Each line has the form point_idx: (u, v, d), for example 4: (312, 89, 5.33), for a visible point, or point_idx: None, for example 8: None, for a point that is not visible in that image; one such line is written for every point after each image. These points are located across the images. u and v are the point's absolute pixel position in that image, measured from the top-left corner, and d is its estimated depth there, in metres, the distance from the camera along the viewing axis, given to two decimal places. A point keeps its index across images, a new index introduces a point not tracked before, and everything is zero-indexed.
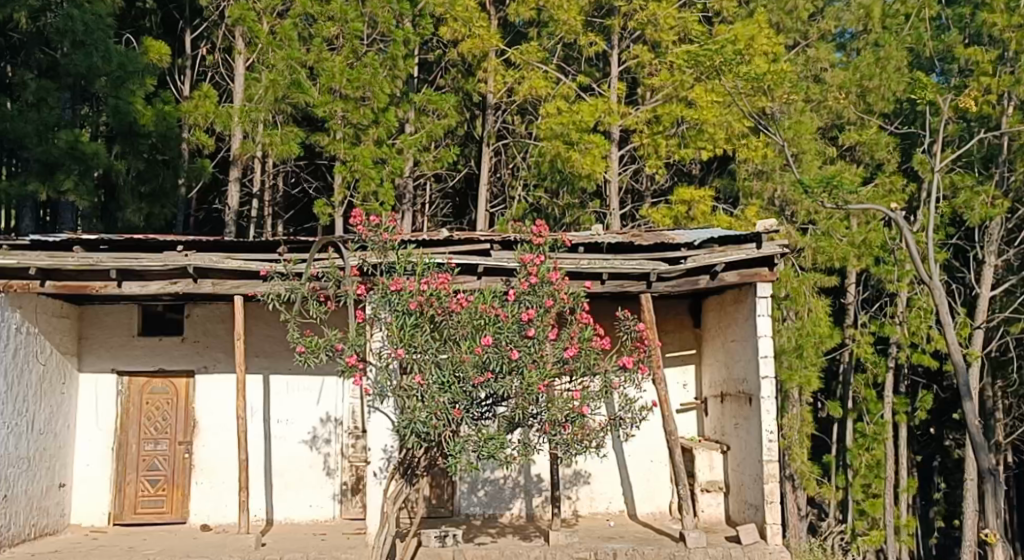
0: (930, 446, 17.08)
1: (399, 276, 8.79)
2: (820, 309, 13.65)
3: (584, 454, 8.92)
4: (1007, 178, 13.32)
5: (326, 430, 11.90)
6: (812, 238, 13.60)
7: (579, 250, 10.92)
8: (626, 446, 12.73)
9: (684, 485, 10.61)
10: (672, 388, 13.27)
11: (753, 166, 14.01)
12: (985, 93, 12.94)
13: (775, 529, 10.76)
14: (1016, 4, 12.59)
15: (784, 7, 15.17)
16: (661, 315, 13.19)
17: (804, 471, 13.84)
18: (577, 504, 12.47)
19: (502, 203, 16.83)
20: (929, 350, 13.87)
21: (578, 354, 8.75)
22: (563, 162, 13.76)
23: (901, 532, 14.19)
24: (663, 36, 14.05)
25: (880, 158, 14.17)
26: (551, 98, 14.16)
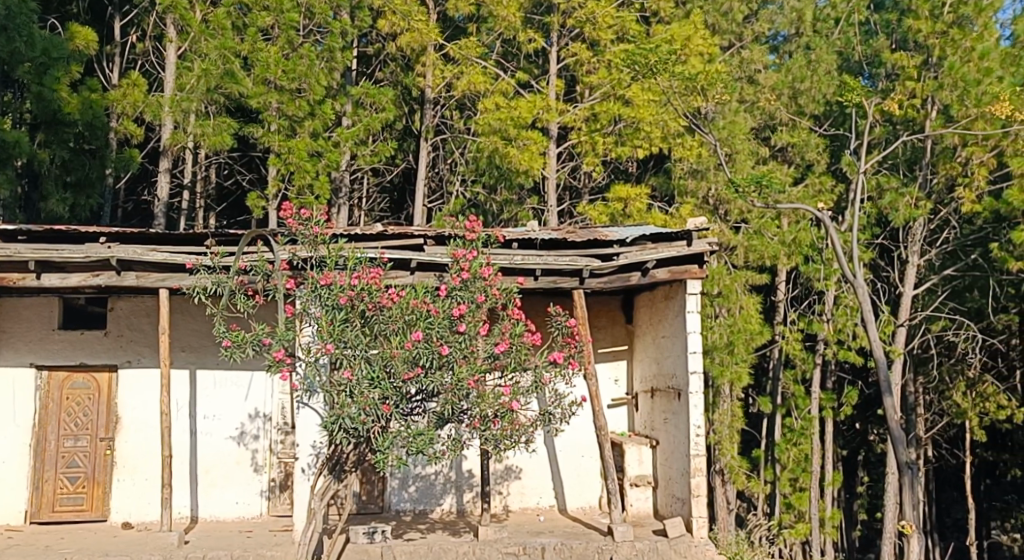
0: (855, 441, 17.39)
1: (330, 270, 8.71)
2: (751, 307, 13.83)
3: (514, 449, 8.98)
4: (930, 180, 13.66)
5: (254, 426, 11.78)
6: (744, 237, 13.78)
7: (513, 246, 11.15)
8: (558, 441, 12.81)
9: (613, 480, 10.74)
10: (604, 384, 13.38)
11: (688, 165, 13.93)
12: (909, 97, 13.17)
13: (701, 521, 10.98)
14: (939, 11, 12.77)
15: (720, 9, 14.83)
16: (593, 310, 13.28)
17: (734, 465, 13.95)
18: (508, 499, 12.55)
19: (439, 198, 16.73)
20: (855, 347, 13.89)
21: (509, 349, 8.84)
22: (500, 157, 13.73)
23: (827, 524, 14.38)
24: (601, 35, 14.04)
25: (810, 158, 14.35)
26: (489, 93, 14.01)
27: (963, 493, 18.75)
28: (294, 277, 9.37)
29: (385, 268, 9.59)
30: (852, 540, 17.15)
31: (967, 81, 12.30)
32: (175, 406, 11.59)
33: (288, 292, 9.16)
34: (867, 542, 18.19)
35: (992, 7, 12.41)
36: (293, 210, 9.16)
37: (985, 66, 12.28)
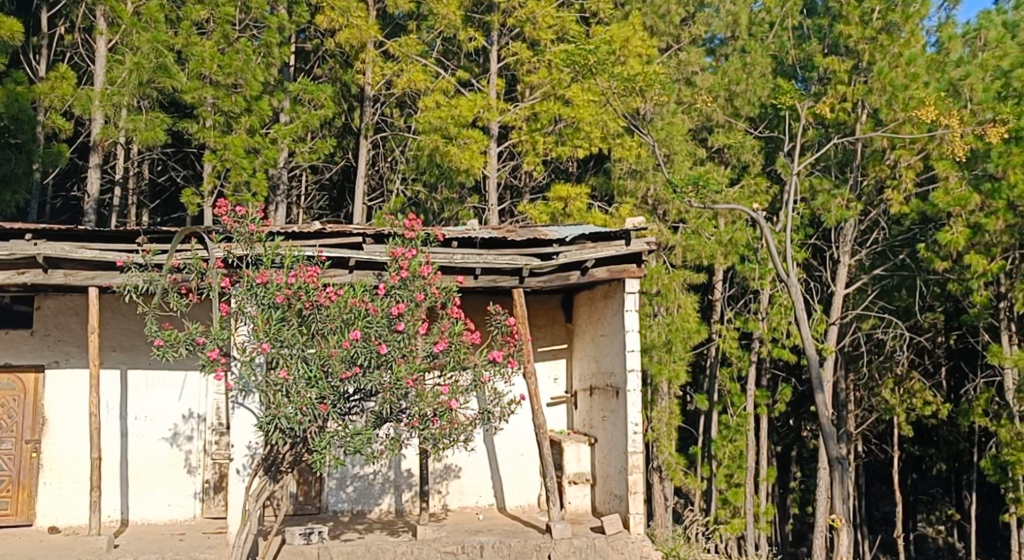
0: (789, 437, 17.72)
1: (266, 268, 8.53)
2: (689, 306, 14.00)
3: (452, 448, 8.96)
4: (860, 183, 14.02)
5: (188, 426, 11.56)
6: (682, 237, 13.94)
7: (453, 245, 11.11)
8: (497, 439, 12.83)
9: (551, 477, 10.79)
10: (543, 382, 13.44)
11: (628, 165, 14.06)
12: (840, 101, 13.49)
13: (638, 518, 11.09)
14: (869, 17, 13.08)
15: (657, 10, 14.95)
16: (533, 309, 13.33)
17: (671, 462, 14.11)
18: (446, 498, 12.54)
19: (379, 196, 16.61)
20: (788, 345, 14.15)
21: (448, 348, 8.80)
22: (441, 156, 13.70)
23: (761, 519, 14.62)
24: (541, 35, 14.08)
25: (746, 159, 14.52)
26: (429, 91, 13.93)
27: (891, 487, 19.26)
28: (230, 274, 9.14)
29: (322, 266, 9.51)
30: (786, 535, 17.47)
31: (895, 86, 12.73)
32: (105, 407, 11.31)
33: (222, 289, 8.95)
34: (799, 535, 18.58)
35: (918, 14, 12.79)
36: (228, 206, 8.99)
37: (911, 71, 12.78)
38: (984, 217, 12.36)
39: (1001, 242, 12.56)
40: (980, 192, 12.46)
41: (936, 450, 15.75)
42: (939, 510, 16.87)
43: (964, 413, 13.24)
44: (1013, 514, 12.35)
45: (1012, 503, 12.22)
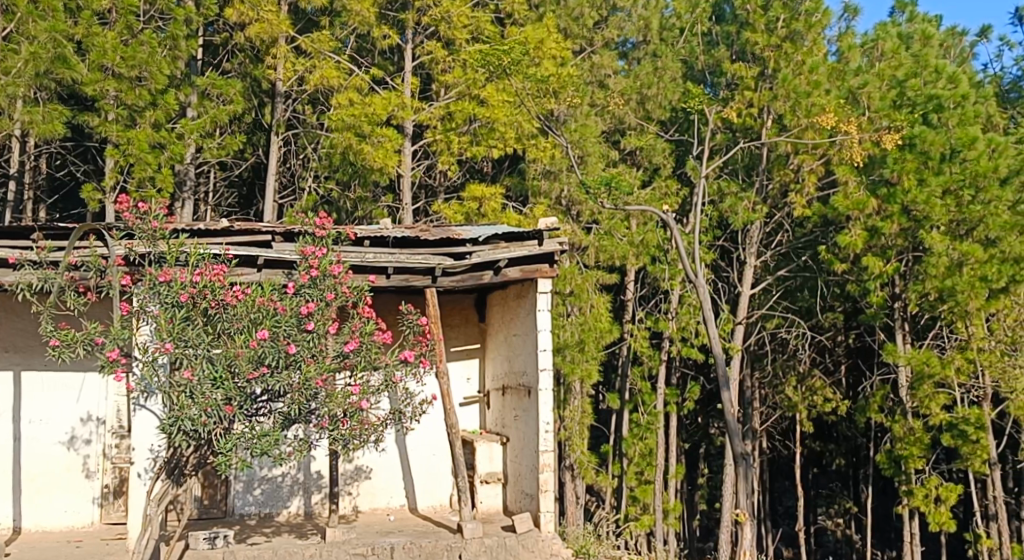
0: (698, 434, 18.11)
1: (169, 267, 8.30)
2: (602, 306, 14.18)
3: (362, 449, 8.85)
4: (766, 186, 14.30)
5: (86, 430, 11.19)
6: (595, 237, 14.10)
7: (365, 244, 11.06)
8: (410, 439, 12.78)
9: (462, 477, 10.80)
10: (457, 382, 13.43)
11: (542, 166, 14.12)
12: (747, 106, 13.87)
13: (548, 516, 11.18)
14: (773, 25, 13.49)
15: (571, 13, 15.15)
16: (446, 309, 13.33)
17: (583, 460, 14.28)
18: (357, 500, 12.41)
19: (290, 194, 16.37)
20: (697, 344, 14.46)
21: (358, 348, 8.71)
22: (354, 154, 13.54)
23: (670, 515, 14.89)
24: (456, 34, 14.04)
25: (657, 162, 14.84)
26: (342, 89, 13.72)
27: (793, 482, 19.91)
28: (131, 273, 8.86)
29: (229, 264, 9.21)
30: (694, 530, 17.85)
31: (798, 92, 13.04)
32: None
33: (122, 288, 8.66)
34: (706, 530, 19.03)
35: (820, 24, 13.25)
36: (129, 203, 8.72)
37: (814, 79, 13.08)
38: (880, 220, 13.00)
39: (896, 245, 13.18)
40: (877, 197, 13.07)
41: (836, 445, 16.36)
42: (838, 503, 17.51)
43: (862, 409, 13.77)
44: (905, 505, 12.92)
45: (905, 495, 12.77)
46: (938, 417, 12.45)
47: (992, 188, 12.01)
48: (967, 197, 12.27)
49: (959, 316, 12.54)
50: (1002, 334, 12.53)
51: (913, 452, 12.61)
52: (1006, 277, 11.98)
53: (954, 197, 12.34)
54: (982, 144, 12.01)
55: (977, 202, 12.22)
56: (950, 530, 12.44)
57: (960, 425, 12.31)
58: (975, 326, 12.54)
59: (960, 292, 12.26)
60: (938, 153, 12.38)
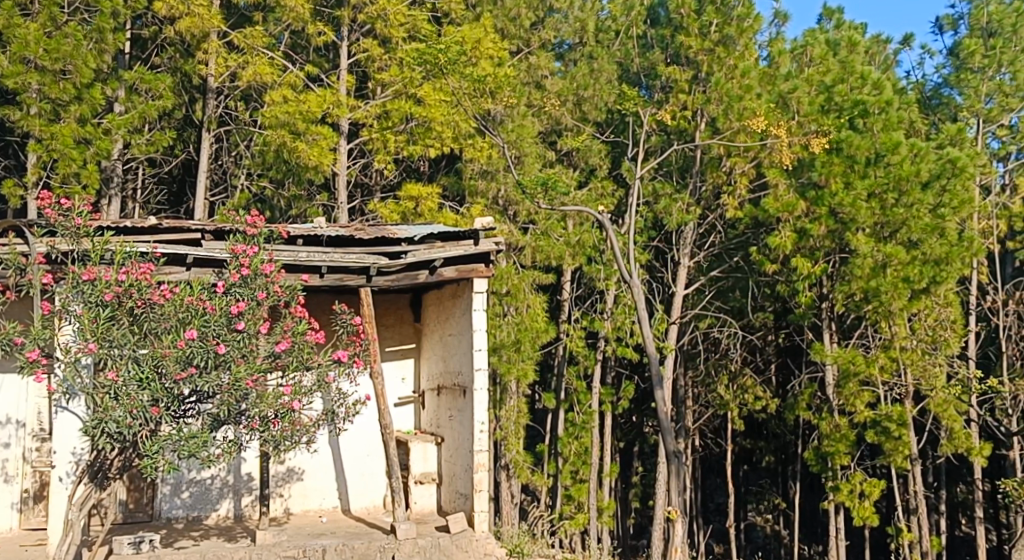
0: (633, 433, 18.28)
1: (93, 265, 8.06)
2: (538, 306, 14.21)
3: (294, 450, 8.66)
4: (699, 188, 14.58)
5: (5, 433, 10.81)
6: (531, 238, 14.14)
7: (297, 243, 10.91)
8: (343, 440, 12.67)
9: (396, 477, 10.75)
10: (392, 382, 13.32)
11: (479, 166, 14.14)
12: (681, 109, 14.08)
13: (483, 516, 11.15)
14: (707, 29, 13.67)
15: (508, 14, 15.33)
16: (380, 308, 13.22)
17: (519, 460, 14.30)
18: (289, 502, 12.24)
19: (222, 192, 16.12)
20: (632, 343, 14.66)
21: (290, 347, 8.63)
22: (288, 152, 13.31)
23: (605, 514, 15.00)
24: (392, 33, 14.03)
25: (593, 163, 14.90)
26: (276, 85, 13.54)
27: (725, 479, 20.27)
28: (52, 271, 8.60)
29: (156, 263, 8.92)
30: (627, 528, 18.00)
31: (731, 96, 13.30)
32: None
33: (44, 287, 8.48)
34: (640, 527, 19.25)
35: (752, 29, 13.46)
36: (50, 198, 8.39)
37: (746, 83, 13.34)
38: (809, 222, 13.25)
39: (824, 246, 13.45)
40: (806, 199, 13.33)
41: (766, 443, 16.68)
42: (768, 499, 17.88)
43: (791, 407, 14.05)
44: (830, 500, 13.21)
45: (831, 490, 13.06)
46: (862, 414, 12.79)
47: (915, 192, 12.38)
48: (891, 200, 12.63)
49: (883, 316, 12.88)
50: (924, 333, 12.96)
51: (839, 449, 12.90)
52: (927, 278, 12.43)
53: (879, 200, 12.71)
54: (905, 148, 12.32)
55: (900, 205, 12.58)
56: (874, 524, 12.77)
57: (883, 421, 12.68)
58: (898, 326, 12.86)
59: (883, 293, 12.62)
60: (863, 157, 12.74)
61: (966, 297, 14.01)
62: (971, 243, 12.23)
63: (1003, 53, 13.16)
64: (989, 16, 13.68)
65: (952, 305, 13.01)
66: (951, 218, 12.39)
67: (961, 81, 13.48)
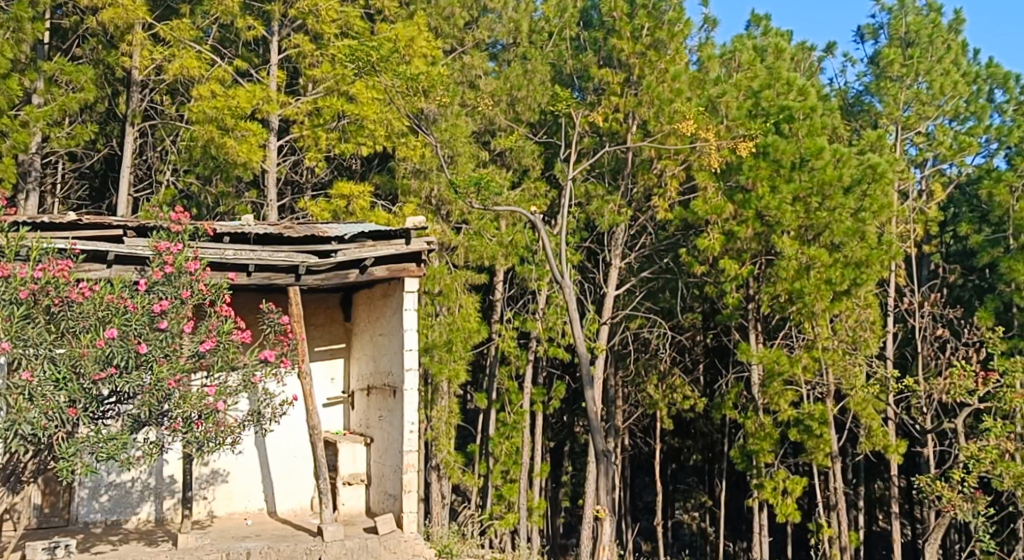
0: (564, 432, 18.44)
1: (6, 261, 7.62)
2: (471, 306, 14.14)
3: (218, 452, 8.49)
4: (630, 190, 14.72)
5: None
6: (464, 238, 14.17)
7: (224, 240, 10.68)
8: (269, 442, 12.49)
9: (324, 479, 10.64)
10: (320, 382, 13.18)
11: (411, 165, 14.09)
12: (613, 111, 14.13)
13: (411, 517, 11.11)
14: (639, 33, 13.79)
15: (442, 13, 15.51)
16: (309, 307, 13.08)
17: (449, 460, 14.28)
18: (213, 505, 11.99)
19: (147, 187, 15.87)
20: (563, 344, 14.69)
21: (215, 347, 8.41)
22: (216, 148, 13.00)
23: (535, 513, 15.08)
24: (324, 28, 13.82)
25: (526, 163, 14.93)
26: (204, 80, 13.29)
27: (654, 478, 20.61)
28: None
29: (75, 259, 8.80)
30: (558, 527, 18.09)
31: (661, 99, 13.55)
32: None
33: None
34: (570, 526, 19.45)
35: (682, 34, 13.71)
36: None
37: (677, 87, 13.55)
38: (736, 225, 13.48)
39: (750, 249, 13.67)
40: (733, 202, 13.54)
41: (694, 441, 17.04)
42: (695, 497, 18.22)
43: (718, 406, 14.29)
44: (755, 498, 13.47)
45: (755, 487, 13.33)
46: (786, 413, 13.08)
47: (837, 196, 12.74)
48: (814, 204, 12.94)
49: (807, 317, 13.19)
50: (845, 334, 13.27)
51: (763, 447, 13.18)
52: (848, 280, 12.73)
53: (803, 204, 13.00)
54: (829, 154, 12.77)
55: (823, 209, 12.90)
56: (796, 521, 13.06)
57: (805, 420, 12.99)
58: (820, 327, 13.18)
59: (807, 294, 12.91)
60: (789, 161, 13.00)
61: (885, 299, 14.42)
62: (890, 247, 12.70)
63: (920, 62, 13.85)
64: (907, 27, 14.10)
65: (871, 306, 13.41)
66: (871, 222, 12.81)
67: (880, 89, 14.05)
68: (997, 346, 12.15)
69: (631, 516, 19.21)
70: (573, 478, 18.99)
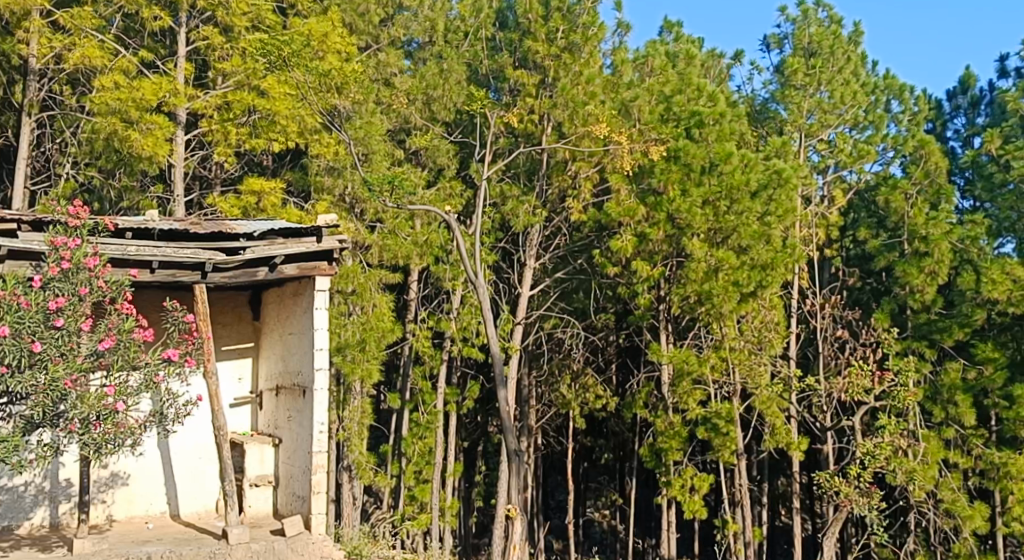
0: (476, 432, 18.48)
1: None
2: (385, 305, 14.05)
3: (117, 454, 8.17)
4: (545, 191, 14.84)
5: None
6: (378, 236, 14.06)
7: (127, 236, 10.25)
8: (173, 443, 12.14)
9: (230, 480, 10.34)
10: (226, 382, 12.88)
11: (325, 162, 13.91)
12: (529, 112, 14.23)
13: (320, 518, 10.92)
14: (553, 35, 13.94)
15: (356, 9, 15.54)
16: (216, 306, 12.74)
17: (361, 460, 14.15)
18: (112, 509, 11.56)
19: (45, 180, 15.42)
20: (477, 344, 14.67)
21: (115, 346, 8.13)
22: (120, 141, 12.56)
23: (447, 513, 15.09)
24: (235, 21, 13.51)
25: (441, 163, 14.91)
26: (107, 70, 12.89)
27: (566, 477, 20.90)
28: None
29: None
30: (469, 527, 18.18)
31: (576, 102, 13.66)
32: None
33: None
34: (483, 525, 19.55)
35: (596, 37, 13.79)
36: None
37: (590, 90, 13.73)
38: (648, 227, 13.66)
39: (661, 251, 13.86)
40: (646, 204, 13.73)
41: (605, 441, 17.34)
42: (606, 496, 18.55)
43: (629, 405, 14.55)
44: (664, 495, 13.73)
45: (663, 485, 13.59)
46: (694, 411, 13.36)
47: (745, 200, 13.06)
48: (723, 207, 13.23)
49: (715, 317, 13.39)
50: (751, 334, 13.50)
51: (672, 445, 13.46)
52: (754, 282, 13.04)
53: (712, 207, 13.27)
54: (737, 159, 13.07)
55: (731, 213, 13.22)
56: (702, 517, 13.36)
57: (713, 418, 13.31)
58: (728, 327, 13.41)
59: (715, 296, 13.18)
60: (699, 165, 13.29)
61: (789, 300, 14.86)
62: (793, 250, 13.07)
63: (822, 72, 14.32)
64: (811, 37, 14.49)
65: (776, 308, 13.58)
66: (776, 226, 13.17)
67: (785, 97, 14.51)
68: (892, 346, 12.58)
69: (543, 515, 19.43)
70: (485, 478, 19.09)
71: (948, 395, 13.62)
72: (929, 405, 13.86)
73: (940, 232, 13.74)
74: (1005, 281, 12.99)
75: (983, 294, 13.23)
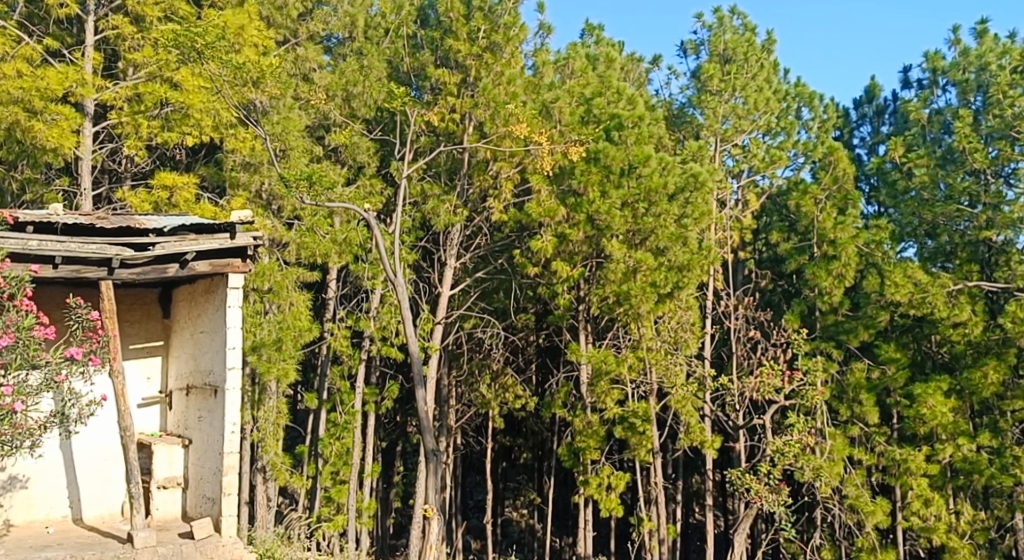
0: (395, 432, 18.36)
1: None
2: (302, 303, 13.79)
3: (14, 456, 7.85)
4: (466, 190, 14.84)
5: None
6: (296, 233, 13.86)
7: (27, 230, 9.73)
8: (76, 444, 11.72)
9: (135, 482, 10.01)
10: (134, 382, 12.49)
11: (240, 157, 13.61)
12: (450, 111, 14.21)
13: (231, 520, 10.65)
14: (475, 35, 13.91)
15: (275, 3, 15.28)
16: (122, 303, 12.32)
17: (275, 461, 13.90)
18: (9, 513, 11.10)
19: None
20: (397, 343, 14.50)
21: (13, 344, 7.79)
22: (21, 132, 11.95)
23: (364, 514, 14.92)
24: (147, 11, 13.10)
25: (361, 160, 14.75)
26: (9, 58, 12.37)
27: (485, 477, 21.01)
28: None
29: None
30: (387, 528, 18.04)
31: (497, 102, 13.65)
32: None
33: None
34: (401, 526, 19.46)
35: (517, 38, 13.85)
36: None
37: (512, 90, 13.79)
38: (568, 227, 13.81)
39: (581, 251, 14.01)
40: (566, 205, 13.89)
41: (524, 440, 17.46)
42: (524, 495, 18.70)
43: (547, 405, 14.63)
44: (582, 493, 13.85)
45: (581, 484, 13.68)
46: (611, 410, 13.51)
47: (662, 202, 13.21)
48: (642, 209, 13.37)
49: (632, 318, 13.53)
50: (667, 334, 13.73)
51: (590, 444, 13.57)
52: (671, 283, 13.19)
53: (631, 209, 13.39)
54: (654, 162, 13.22)
55: (649, 214, 13.37)
56: (619, 514, 13.52)
57: (630, 418, 13.50)
58: (645, 327, 13.60)
59: (633, 297, 13.30)
60: (619, 167, 13.40)
61: (704, 301, 15.11)
62: (709, 252, 13.26)
63: (736, 79, 14.64)
64: (726, 44, 14.74)
65: (692, 308, 13.82)
66: (692, 228, 13.46)
67: (701, 102, 14.83)
68: (801, 347, 12.93)
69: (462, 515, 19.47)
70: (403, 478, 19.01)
71: (853, 395, 14.08)
72: (836, 404, 14.31)
73: (847, 236, 14.22)
74: (907, 284, 13.41)
75: (886, 296, 13.66)
